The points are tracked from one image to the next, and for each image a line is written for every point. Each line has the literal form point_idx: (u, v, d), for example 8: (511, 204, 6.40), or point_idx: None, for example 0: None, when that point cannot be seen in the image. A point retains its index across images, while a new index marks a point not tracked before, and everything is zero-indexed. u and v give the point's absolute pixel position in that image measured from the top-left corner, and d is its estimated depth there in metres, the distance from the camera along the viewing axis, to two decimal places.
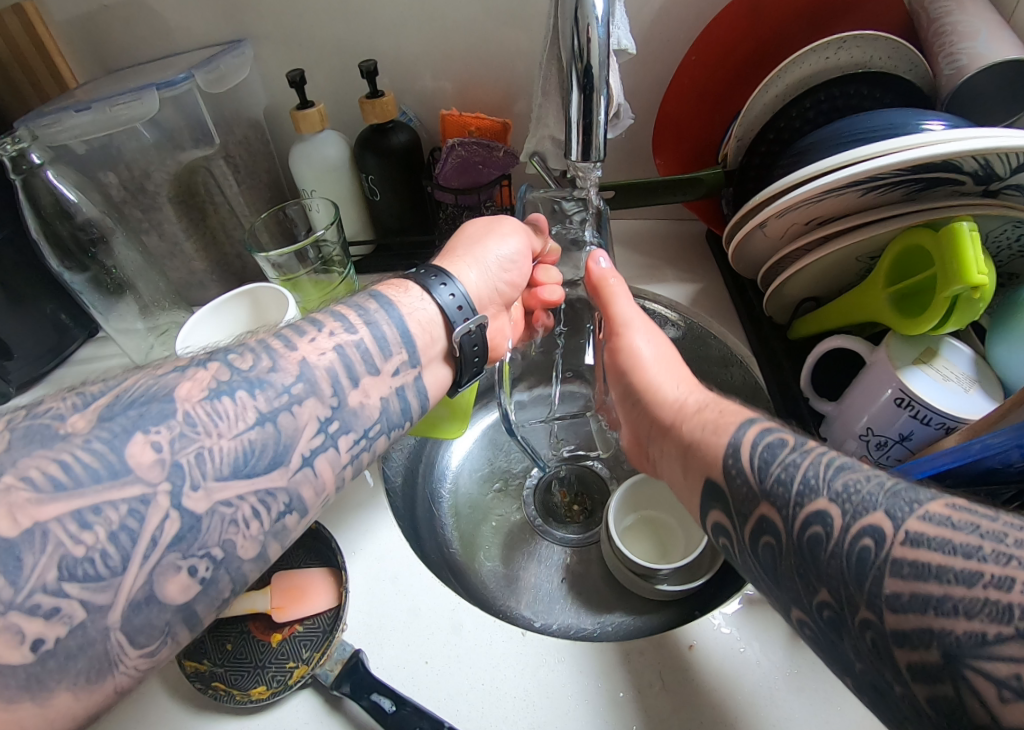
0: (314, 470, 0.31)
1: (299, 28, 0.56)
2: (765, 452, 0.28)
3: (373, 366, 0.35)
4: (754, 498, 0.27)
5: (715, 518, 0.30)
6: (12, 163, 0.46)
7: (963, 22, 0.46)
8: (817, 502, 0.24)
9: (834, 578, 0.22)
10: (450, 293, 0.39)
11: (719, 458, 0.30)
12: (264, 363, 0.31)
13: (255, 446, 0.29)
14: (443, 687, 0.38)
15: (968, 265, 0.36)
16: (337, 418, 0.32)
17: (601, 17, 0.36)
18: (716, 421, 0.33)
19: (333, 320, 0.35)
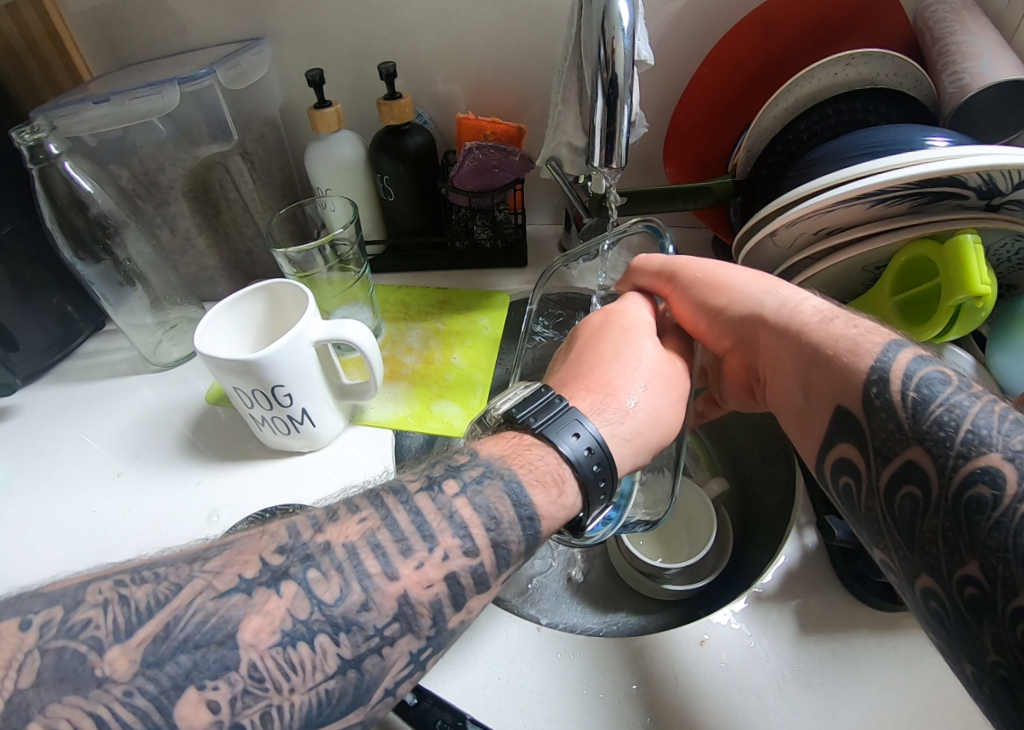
0: (395, 697, 0.26)
1: (319, 28, 0.57)
2: (924, 385, 0.31)
3: (484, 575, 0.28)
4: (905, 442, 0.30)
5: (845, 452, 0.34)
6: (29, 152, 0.46)
7: (966, 43, 0.49)
8: (988, 457, 0.27)
9: (993, 551, 0.24)
10: (575, 436, 0.33)
11: (859, 384, 0.34)
12: (354, 595, 0.25)
13: (332, 696, 0.24)
14: (460, 681, 0.39)
15: (972, 276, 0.38)
16: (431, 644, 0.27)
17: (627, 29, 0.37)
18: (854, 341, 0.36)
19: (439, 517, 0.28)
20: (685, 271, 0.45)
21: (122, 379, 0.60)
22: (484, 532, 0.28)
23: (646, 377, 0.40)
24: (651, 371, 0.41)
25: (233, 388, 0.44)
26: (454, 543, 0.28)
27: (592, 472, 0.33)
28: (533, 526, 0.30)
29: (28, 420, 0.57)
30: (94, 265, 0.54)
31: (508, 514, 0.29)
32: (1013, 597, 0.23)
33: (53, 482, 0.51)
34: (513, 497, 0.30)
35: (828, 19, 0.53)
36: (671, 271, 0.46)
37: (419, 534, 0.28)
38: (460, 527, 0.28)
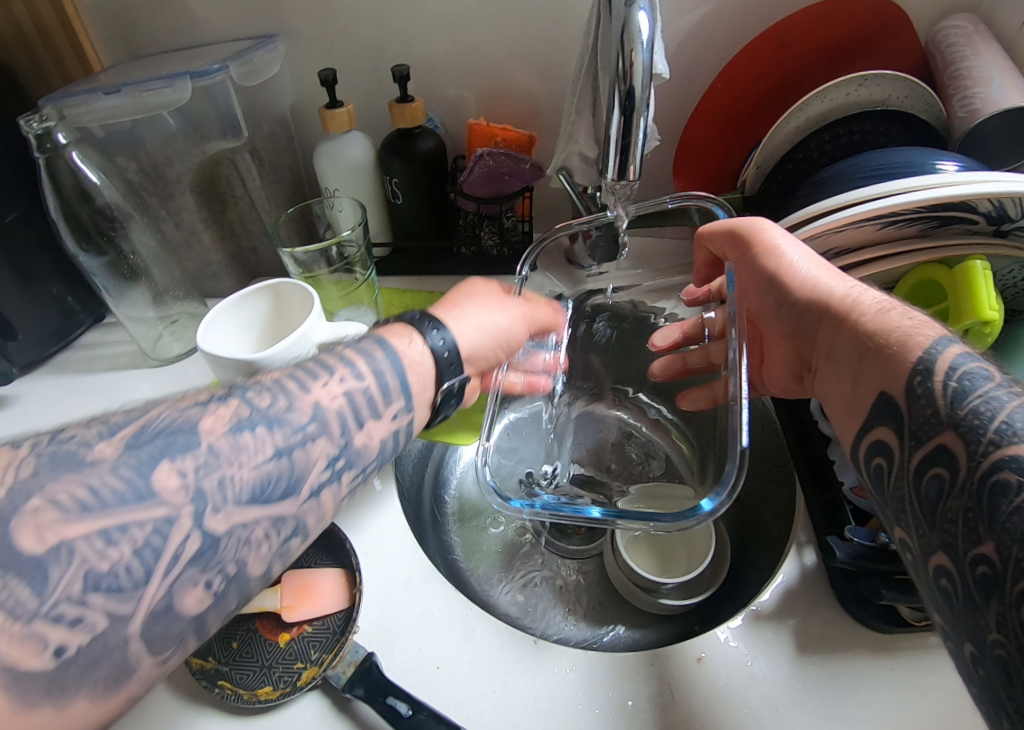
0: (319, 500, 0.29)
1: (333, 28, 0.57)
2: (966, 379, 0.29)
3: (374, 410, 0.32)
4: (939, 426, 0.29)
5: (882, 434, 0.33)
6: (37, 141, 0.46)
7: (978, 68, 0.49)
8: (1016, 446, 0.25)
9: (1010, 536, 0.23)
10: (402, 396, 0.33)
11: (907, 371, 0.32)
12: (280, 401, 0.29)
13: (273, 477, 0.27)
14: (456, 693, 0.38)
15: (981, 303, 0.38)
16: (344, 456, 0.30)
17: (646, 42, 0.37)
18: (907, 331, 0.34)
19: (342, 364, 0.32)
20: (762, 237, 0.44)
21: (120, 372, 0.59)
22: (297, 449, 0.28)
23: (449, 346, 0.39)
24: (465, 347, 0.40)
25: (234, 388, 0.43)
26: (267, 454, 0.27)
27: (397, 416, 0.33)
28: (351, 445, 0.31)
29: (22, 411, 0.56)
30: (97, 257, 0.54)
31: (320, 441, 0.29)
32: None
33: None
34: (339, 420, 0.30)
35: (841, 39, 0.53)
36: (747, 236, 0.45)
37: (254, 435, 0.27)
38: (277, 440, 0.28)
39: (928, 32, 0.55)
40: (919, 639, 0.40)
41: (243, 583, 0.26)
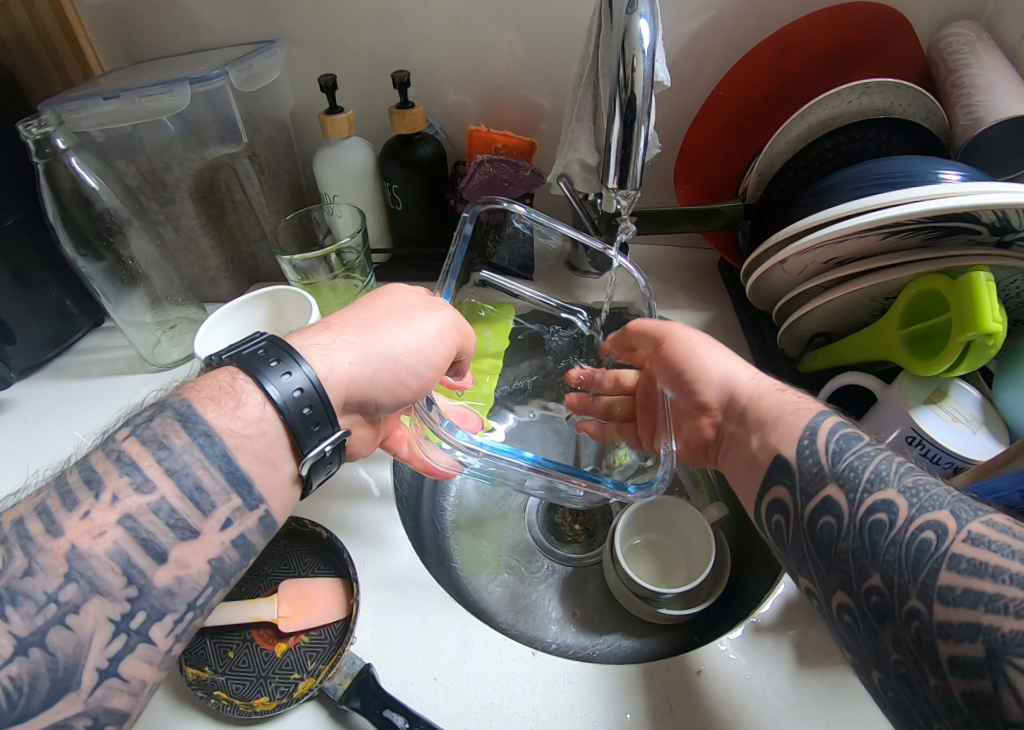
0: (121, 677, 0.26)
1: (334, 33, 0.57)
2: (841, 440, 0.31)
3: (184, 529, 0.28)
4: (823, 479, 0.30)
5: (780, 492, 0.32)
6: (35, 146, 0.45)
7: (981, 77, 0.49)
8: (886, 492, 0.27)
9: (890, 564, 0.25)
10: (287, 377, 0.31)
11: (798, 436, 0.33)
12: (17, 565, 0.25)
13: (24, 682, 0.24)
14: (452, 705, 0.38)
15: (984, 313, 0.37)
16: (140, 607, 0.26)
17: (647, 50, 0.37)
18: (796, 406, 0.35)
19: (117, 477, 0.27)
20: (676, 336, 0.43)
21: (119, 377, 0.59)
22: (158, 465, 0.28)
23: (386, 311, 0.39)
24: (394, 309, 0.40)
25: None
26: (124, 483, 0.27)
27: (301, 417, 0.31)
28: (215, 446, 0.29)
29: (20, 415, 0.56)
30: (95, 262, 0.54)
31: (181, 440, 0.29)
32: (907, 601, 0.23)
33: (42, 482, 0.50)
34: (187, 423, 0.30)
35: (843, 47, 0.53)
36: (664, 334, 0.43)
37: (87, 483, 0.27)
38: (131, 464, 0.28)
39: (931, 40, 0.55)
40: None
41: (187, 601, 0.28)
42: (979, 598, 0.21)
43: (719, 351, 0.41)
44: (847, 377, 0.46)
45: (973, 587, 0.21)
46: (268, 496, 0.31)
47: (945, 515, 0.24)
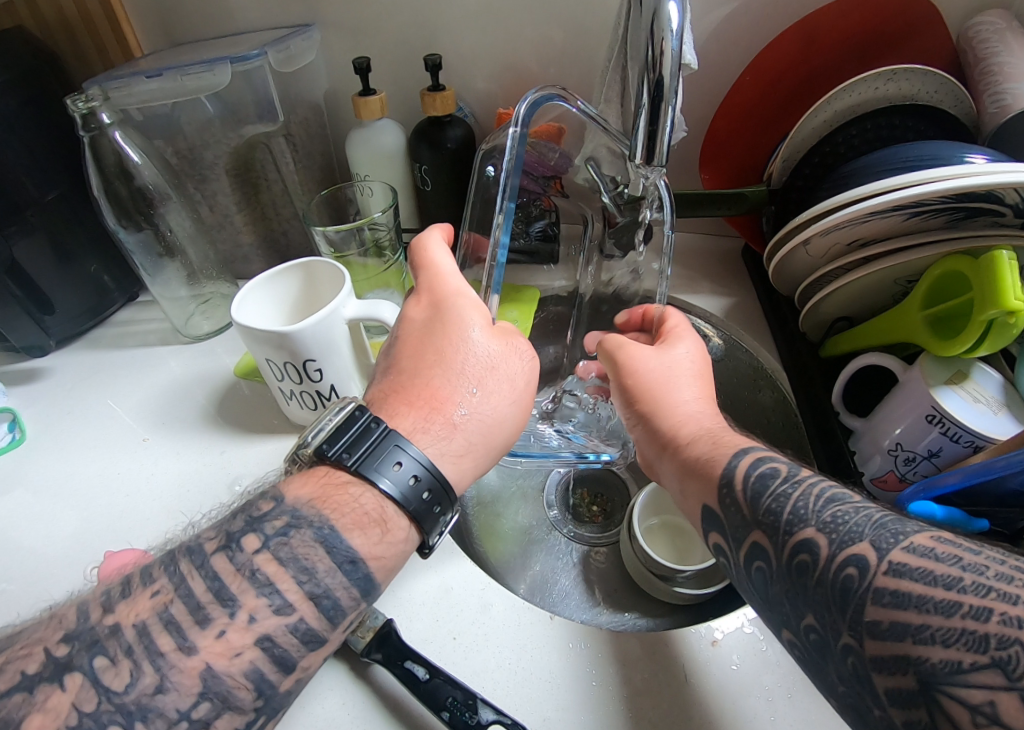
0: None
1: (369, 18, 0.58)
2: (757, 483, 0.33)
3: (319, 638, 0.29)
4: (748, 525, 0.32)
5: (715, 537, 0.34)
6: (83, 120, 0.48)
7: (1010, 64, 0.49)
8: (806, 531, 0.29)
9: (819, 603, 0.27)
10: (424, 493, 0.32)
11: (715, 486, 0.34)
12: (148, 679, 0.25)
13: None
14: (472, 663, 0.39)
15: (1006, 290, 0.37)
16: (263, 711, 0.28)
17: (675, 30, 0.37)
18: (714, 450, 0.37)
19: (254, 598, 0.28)
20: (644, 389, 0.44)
21: (152, 349, 0.61)
22: (299, 588, 0.29)
23: (476, 378, 0.39)
24: (480, 370, 0.39)
25: (266, 359, 0.45)
26: (262, 603, 0.28)
27: (438, 523, 0.34)
28: (358, 570, 0.30)
29: (58, 384, 0.58)
30: (135, 233, 0.56)
31: (325, 564, 0.30)
32: (841, 638, 0.26)
33: (79, 447, 0.53)
34: (327, 547, 0.30)
35: (872, 33, 0.53)
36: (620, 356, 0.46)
37: (221, 600, 0.28)
38: (269, 586, 0.28)
39: (960, 28, 0.55)
40: None
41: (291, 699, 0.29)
42: (906, 631, 0.24)
43: (665, 402, 0.42)
44: (868, 357, 0.47)
45: (900, 619, 0.24)
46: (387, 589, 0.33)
47: (865, 547, 0.27)
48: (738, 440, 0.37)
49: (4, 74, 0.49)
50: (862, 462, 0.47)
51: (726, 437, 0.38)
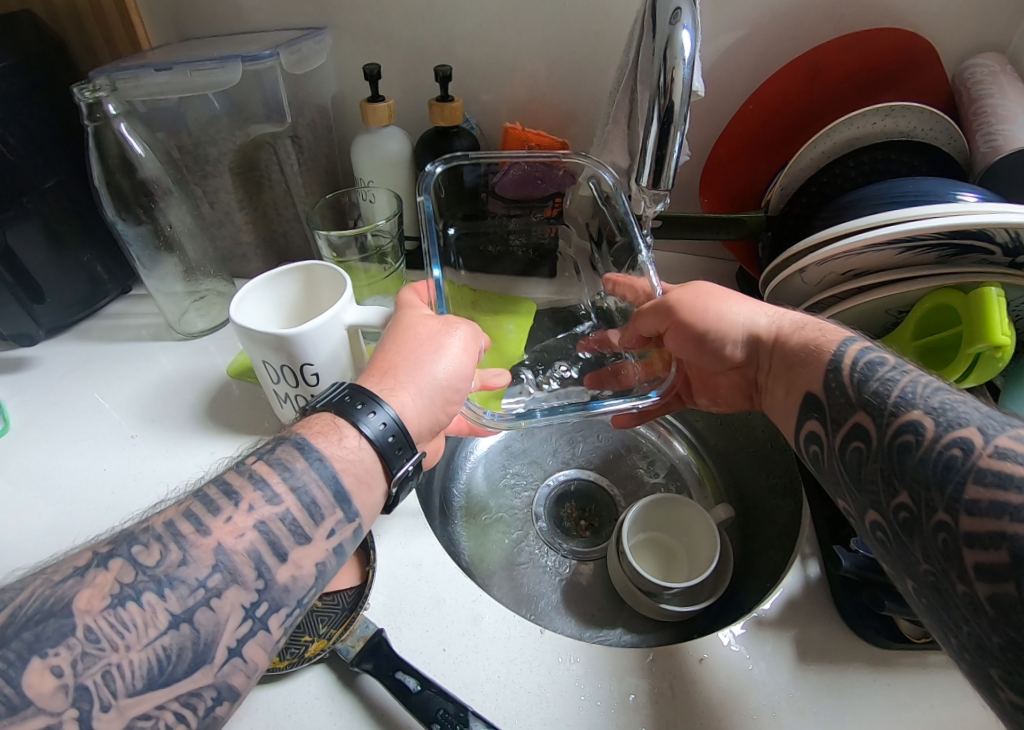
0: (244, 658, 0.26)
1: (381, 25, 0.59)
2: (866, 369, 0.34)
3: (304, 534, 0.28)
4: (852, 407, 0.33)
5: (812, 425, 0.37)
6: (88, 109, 0.47)
7: (1002, 107, 0.51)
8: (912, 413, 0.30)
9: (918, 480, 0.28)
10: (378, 419, 0.32)
11: (823, 372, 0.36)
12: (173, 554, 0.25)
13: (171, 653, 0.24)
14: (463, 675, 0.39)
15: (993, 327, 0.39)
16: (266, 598, 0.27)
17: (687, 59, 0.39)
18: (820, 340, 0.39)
19: (251, 489, 0.28)
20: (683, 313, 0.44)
21: (145, 344, 0.60)
22: (283, 481, 0.29)
23: (411, 347, 0.39)
24: (418, 342, 0.39)
25: (263, 360, 0.45)
26: (258, 495, 0.28)
27: (391, 448, 0.32)
28: (327, 468, 0.30)
29: (47, 373, 0.57)
30: (134, 226, 0.54)
31: (300, 462, 0.30)
32: (935, 515, 0.26)
33: (69, 437, 0.52)
34: (302, 449, 0.30)
35: (872, 69, 0.55)
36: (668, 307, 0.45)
37: (226, 494, 0.28)
38: (262, 480, 0.29)
39: (955, 70, 0.57)
40: (918, 657, 0.41)
41: (296, 598, 0.28)
42: (1006, 509, 0.24)
43: (726, 308, 0.44)
44: None
45: (998, 499, 0.24)
46: (362, 511, 0.32)
47: (971, 432, 0.27)
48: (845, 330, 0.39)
49: (11, 61, 0.49)
50: None
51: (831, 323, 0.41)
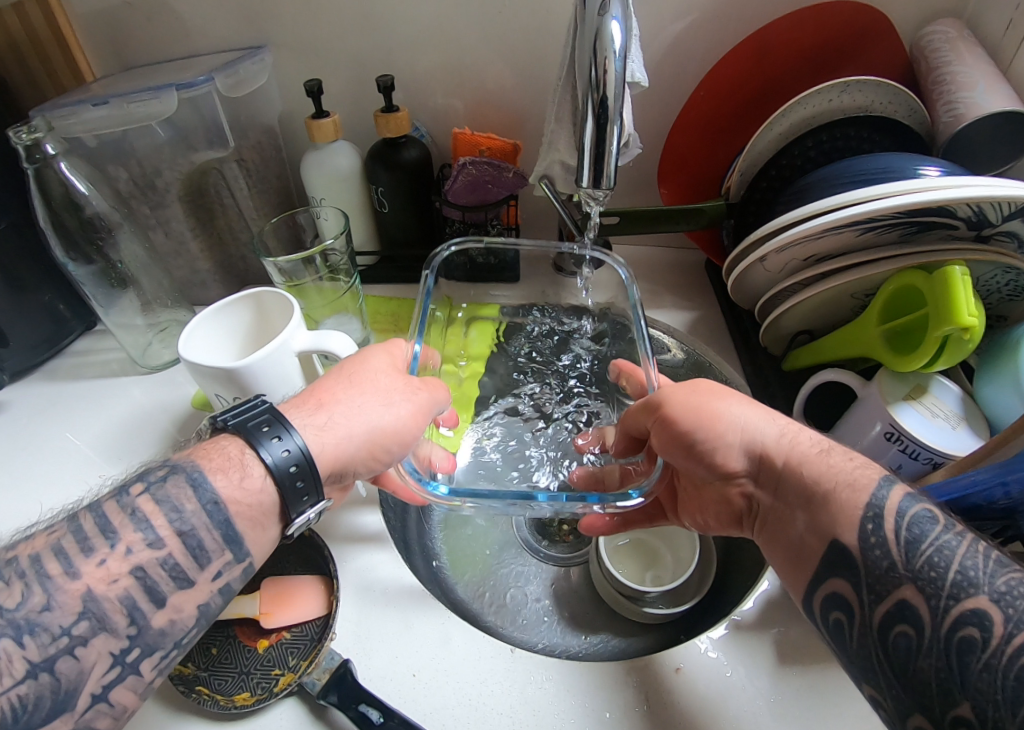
0: (108, 703, 0.28)
1: (321, 40, 0.58)
2: (913, 527, 0.28)
3: (184, 579, 0.30)
4: (898, 579, 0.27)
5: (837, 585, 0.30)
6: (26, 152, 0.46)
7: (962, 74, 0.49)
8: (978, 600, 0.24)
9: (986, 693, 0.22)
10: (283, 449, 0.32)
11: (853, 520, 0.30)
12: (35, 598, 0.26)
13: (26, 702, 0.25)
14: (430, 701, 0.38)
15: (959, 308, 0.36)
16: (138, 644, 0.28)
17: (619, 51, 0.37)
18: (852, 472, 0.32)
19: (131, 531, 0.29)
20: (672, 411, 0.39)
21: (112, 379, 0.60)
22: (169, 524, 0.30)
23: (366, 384, 0.39)
24: (383, 386, 0.40)
25: (214, 394, 0.44)
26: (138, 537, 0.29)
27: (293, 484, 0.32)
28: (220, 512, 0.31)
29: (13, 417, 0.57)
30: (85, 266, 0.54)
31: (191, 504, 0.30)
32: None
33: (35, 481, 0.51)
34: (195, 486, 0.31)
35: (825, 45, 0.54)
36: (658, 404, 0.40)
37: (103, 532, 0.28)
38: (145, 521, 0.29)
39: (912, 39, 0.55)
40: None
41: (173, 641, 0.29)
42: None
43: (734, 421, 0.37)
44: (826, 373, 0.45)
45: None
46: (254, 550, 0.33)
47: None
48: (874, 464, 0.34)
49: None
50: None
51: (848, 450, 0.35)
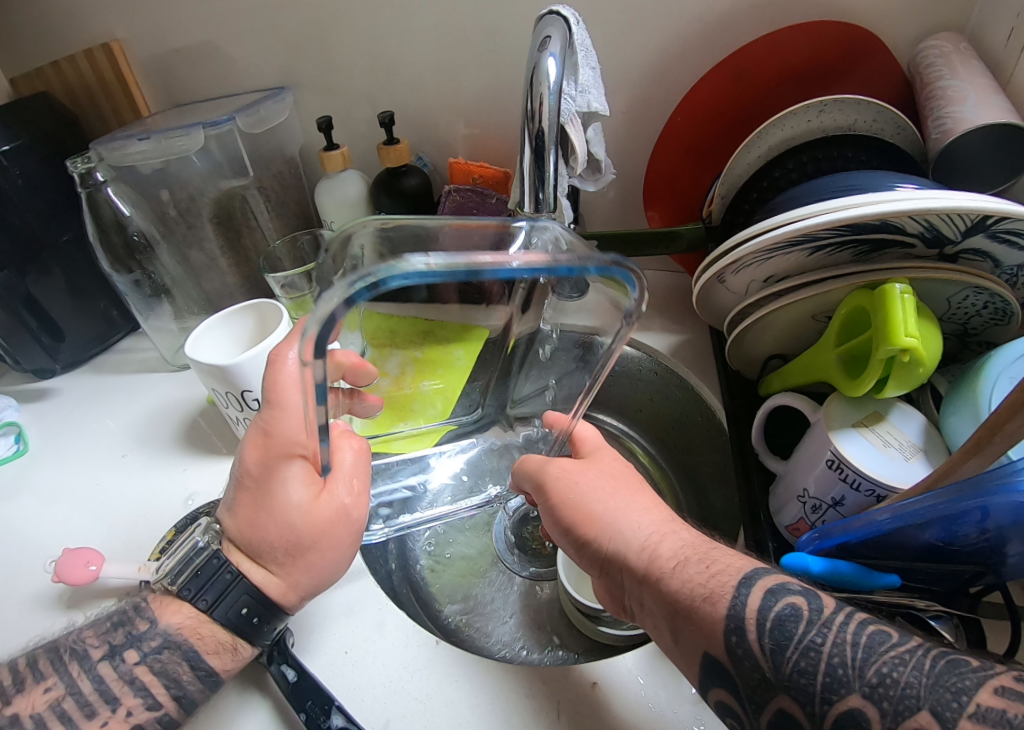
0: None
1: (336, 82, 0.65)
2: (777, 629, 0.28)
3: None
4: (771, 687, 0.27)
5: (721, 695, 0.30)
6: (80, 178, 0.55)
7: (952, 88, 0.47)
8: (850, 700, 0.25)
9: None
10: (230, 600, 0.36)
11: (715, 638, 0.29)
12: None
13: None
14: (355, 678, 0.40)
15: (895, 327, 0.35)
16: None
17: (553, 86, 0.39)
18: (709, 583, 0.31)
19: (129, 697, 0.34)
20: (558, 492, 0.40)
21: (146, 375, 0.69)
22: (166, 690, 0.35)
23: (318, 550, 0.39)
24: (333, 543, 0.39)
25: (212, 388, 0.50)
26: (138, 701, 0.34)
27: (249, 621, 0.36)
28: (208, 674, 0.36)
29: (63, 402, 0.66)
30: (127, 276, 0.63)
31: (186, 673, 0.35)
32: None
33: (71, 457, 0.60)
34: (190, 661, 0.35)
35: (806, 66, 0.53)
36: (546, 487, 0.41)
37: (104, 699, 0.33)
38: (145, 689, 0.34)
39: (908, 55, 0.53)
40: None
41: None
42: None
43: (615, 521, 0.37)
44: (781, 397, 0.44)
45: None
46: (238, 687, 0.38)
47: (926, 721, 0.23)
48: (736, 560, 0.32)
49: (21, 135, 0.57)
50: (781, 511, 0.44)
51: (716, 555, 0.33)
